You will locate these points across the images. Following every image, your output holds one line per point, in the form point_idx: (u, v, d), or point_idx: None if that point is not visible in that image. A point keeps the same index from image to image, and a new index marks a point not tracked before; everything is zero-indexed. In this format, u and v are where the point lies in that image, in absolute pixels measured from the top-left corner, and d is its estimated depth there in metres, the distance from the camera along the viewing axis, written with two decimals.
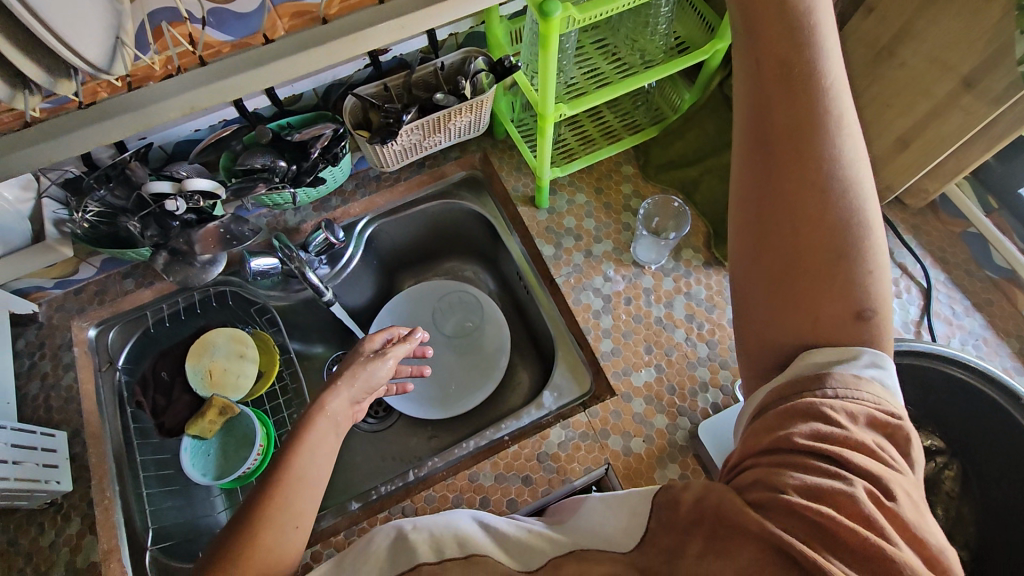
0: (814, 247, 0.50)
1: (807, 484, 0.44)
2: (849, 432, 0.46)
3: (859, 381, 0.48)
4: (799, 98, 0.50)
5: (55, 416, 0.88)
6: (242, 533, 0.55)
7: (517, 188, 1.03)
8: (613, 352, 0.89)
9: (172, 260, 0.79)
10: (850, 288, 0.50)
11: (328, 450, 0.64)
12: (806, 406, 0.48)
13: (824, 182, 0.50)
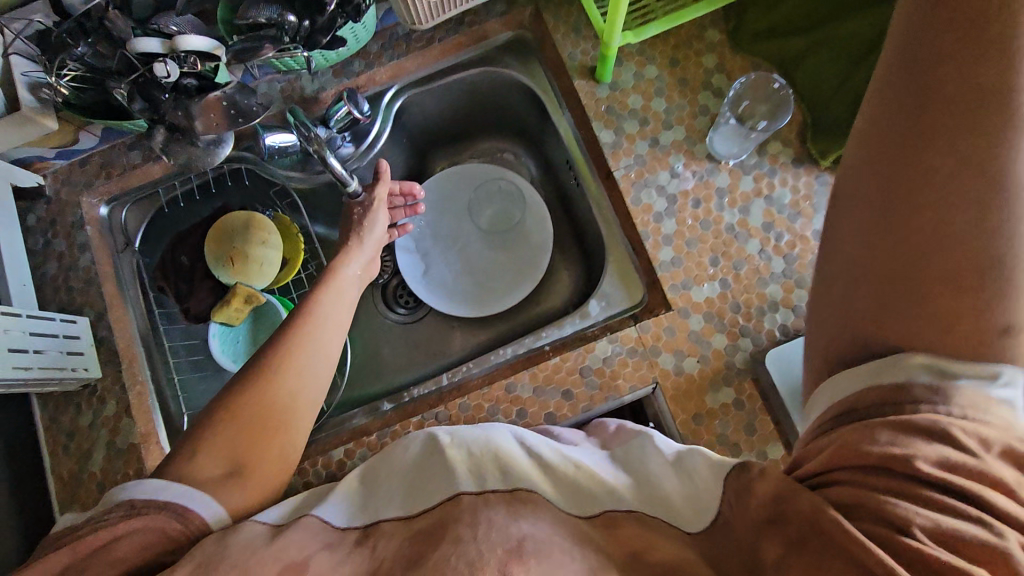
0: (956, 249, 0.41)
1: (918, 512, 0.40)
2: (984, 465, 0.39)
3: (991, 402, 0.41)
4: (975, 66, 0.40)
5: (77, 298, 0.84)
6: (268, 359, 0.65)
7: (574, 56, 0.85)
8: (673, 263, 0.78)
9: (172, 139, 0.65)
10: (984, 317, 0.41)
11: (349, 299, 0.74)
12: (929, 426, 0.41)
13: (986, 168, 0.40)
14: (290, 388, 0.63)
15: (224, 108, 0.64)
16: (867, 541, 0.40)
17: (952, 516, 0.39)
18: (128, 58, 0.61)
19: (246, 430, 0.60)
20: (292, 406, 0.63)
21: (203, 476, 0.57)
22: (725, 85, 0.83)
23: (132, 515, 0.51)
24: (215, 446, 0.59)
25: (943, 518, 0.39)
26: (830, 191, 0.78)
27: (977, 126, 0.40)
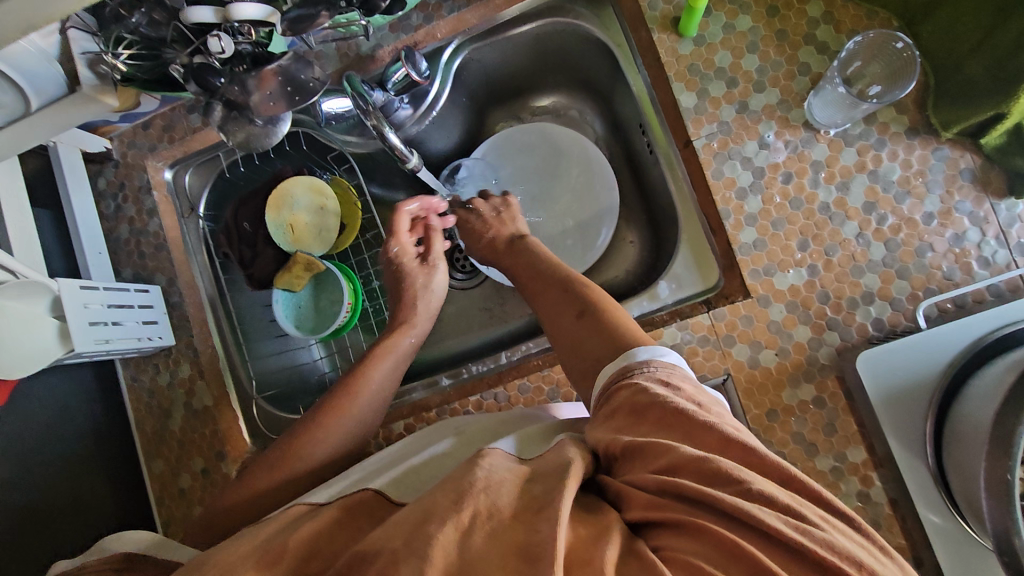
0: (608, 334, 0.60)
1: (641, 427, 0.46)
2: (712, 424, 0.44)
3: (668, 378, 0.49)
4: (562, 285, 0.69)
5: (149, 263, 0.87)
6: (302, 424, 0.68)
7: (654, 4, 0.77)
8: (754, 246, 0.71)
9: (228, 116, 0.63)
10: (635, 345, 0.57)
11: (396, 368, 0.75)
12: (653, 397, 0.47)
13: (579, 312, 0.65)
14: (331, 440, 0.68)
15: (280, 82, 0.61)
16: (643, 481, 0.43)
17: (652, 402, 0.46)
18: (182, 29, 0.59)
19: (282, 481, 0.65)
20: (332, 458, 0.68)
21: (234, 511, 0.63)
22: (831, 39, 0.72)
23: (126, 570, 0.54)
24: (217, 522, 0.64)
25: (663, 403, 0.46)
26: (948, 167, 0.68)
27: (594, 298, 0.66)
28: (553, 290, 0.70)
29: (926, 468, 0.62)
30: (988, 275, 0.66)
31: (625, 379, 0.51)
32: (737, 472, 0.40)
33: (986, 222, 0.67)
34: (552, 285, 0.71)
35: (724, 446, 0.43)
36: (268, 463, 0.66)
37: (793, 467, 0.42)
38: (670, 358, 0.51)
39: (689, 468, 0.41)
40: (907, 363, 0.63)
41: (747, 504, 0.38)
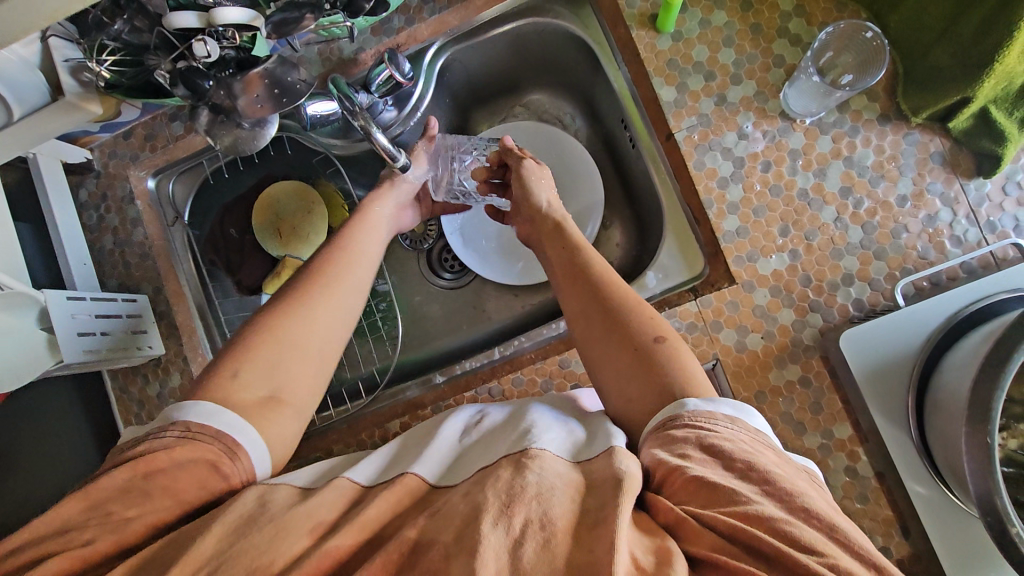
0: (633, 330, 0.59)
1: (718, 466, 0.45)
2: (792, 491, 0.43)
3: (743, 430, 0.48)
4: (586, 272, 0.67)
5: (135, 273, 0.86)
6: (290, 294, 0.65)
7: (632, 2, 0.78)
8: (737, 233, 0.73)
9: (215, 120, 0.64)
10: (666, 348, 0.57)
11: (377, 230, 0.77)
12: (730, 449, 0.46)
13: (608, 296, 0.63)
14: (317, 326, 0.63)
15: (267, 85, 0.62)
16: (707, 519, 0.43)
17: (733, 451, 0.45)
18: (166, 34, 0.58)
19: (281, 345, 0.60)
20: (333, 320, 0.64)
21: (245, 400, 0.55)
22: (803, 31, 0.74)
23: (187, 439, 0.51)
24: (250, 365, 0.57)
25: (744, 458, 0.45)
26: (919, 150, 0.71)
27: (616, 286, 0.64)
28: (590, 297, 0.64)
29: (909, 440, 0.64)
30: (960, 253, 0.68)
31: (698, 418, 0.49)
32: (817, 545, 0.40)
33: (957, 202, 0.69)
34: (591, 290, 0.64)
35: (808, 514, 0.42)
36: (266, 357, 0.58)
37: (877, 553, 0.41)
38: (745, 414, 0.49)
39: (766, 523, 0.41)
40: (888, 339, 0.65)
41: (821, 573, 0.38)
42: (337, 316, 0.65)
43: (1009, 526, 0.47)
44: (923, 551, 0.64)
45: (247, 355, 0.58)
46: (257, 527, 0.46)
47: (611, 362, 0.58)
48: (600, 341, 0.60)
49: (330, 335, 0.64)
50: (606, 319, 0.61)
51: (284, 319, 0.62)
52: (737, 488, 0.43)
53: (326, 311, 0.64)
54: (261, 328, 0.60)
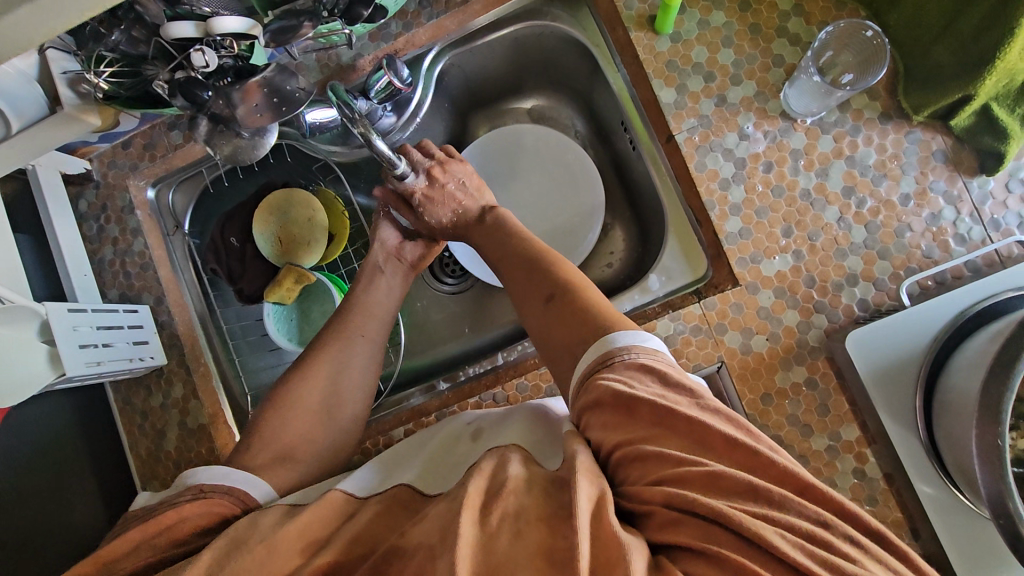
0: (565, 297, 0.61)
1: (644, 433, 0.46)
2: (712, 427, 0.44)
3: (651, 371, 0.49)
4: (523, 253, 0.69)
5: (136, 284, 0.86)
6: (307, 357, 0.68)
7: (631, 4, 0.78)
8: (740, 235, 0.73)
9: (215, 130, 0.63)
10: (595, 310, 0.58)
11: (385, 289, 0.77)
12: (634, 397, 0.46)
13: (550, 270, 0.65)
14: (327, 378, 0.67)
15: (266, 93, 0.62)
16: (648, 494, 0.43)
17: (640, 397, 0.46)
18: (163, 44, 0.58)
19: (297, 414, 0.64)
20: (343, 386, 0.67)
21: (258, 460, 0.59)
22: (803, 31, 0.74)
23: (199, 498, 0.53)
24: (268, 434, 0.61)
25: (656, 405, 0.46)
26: (921, 149, 0.71)
27: (550, 262, 0.66)
28: (528, 275, 0.67)
29: (918, 440, 0.64)
30: (965, 251, 0.68)
31: (611, 371, 0.50)
32: (748, 492, 0.41)
33: (960, 200, 0.69)
34: (524, 270, 0.67)
35: (729, 452, 0.43)
36: (279, 412, 0.63)
37: (802, 472, 0.42)
38: (658, 348, 0.51)
39: (694, 480, 0.42)
40: (894, 338, 0.65)
41: (754, 520, 0.39)
42: (347, 365, 0.69)
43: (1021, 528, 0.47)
44: (933, 553, 0.64)
45: (262, 417, 0.63)
46: (248, 552, 0.47)
47: (556, 324, 0.60)
48: (541, 313, 0.62)
49: (341, 384, 0.67)
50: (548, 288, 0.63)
51: (294, 377, 0.66)
52: (663, 450, 0.44)
53: (336, 363, 0.68)
54: (275, 389, 0.66)
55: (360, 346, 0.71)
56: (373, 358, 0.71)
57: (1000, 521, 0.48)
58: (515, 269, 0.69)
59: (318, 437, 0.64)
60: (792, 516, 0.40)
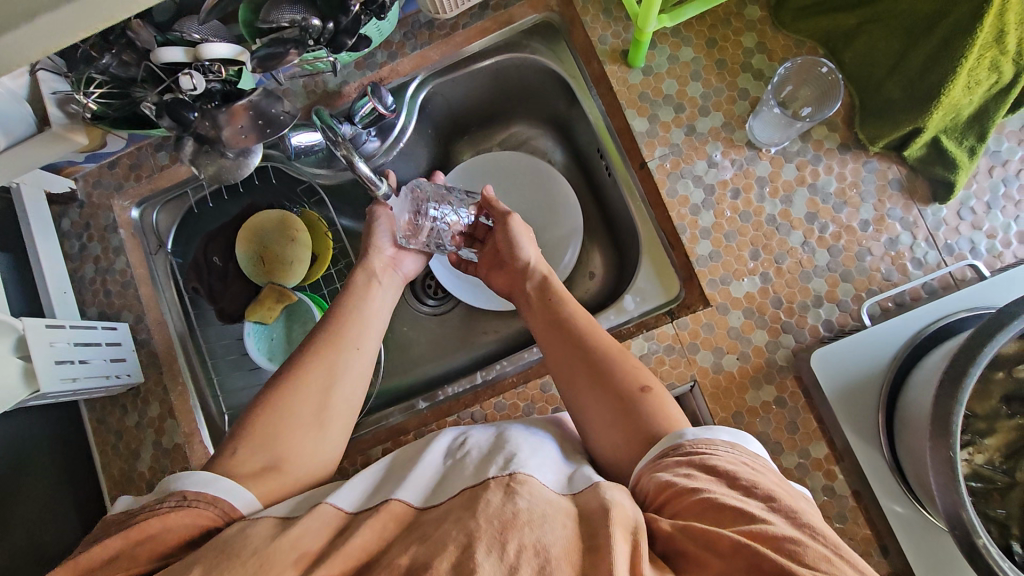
0: (611, 376, 0.62)
1: (723, 486, 0.48)
2: (792, 507, 0.46)
3: (730, 447, 0.51)
4: (578, 315, 0.69)
5: (116, 302, 0.86)
6: (299, 362, 0.67)
7: (605, 39, 0.82)
8: (710, 257, 0.75)
9: (200, 149, 0.65)
10: (646, 397, 0.60)
11: (384, 306, 0.77)
12: (722, 469, 0.49)
13: (597, 342, 0.65)
14: (318, 392, 0.65)
15: (252, 116, 0.64)
16: (712, 540, 0.44)
17: (735, 475, 0.48)
18: (153, 68, 0.60)
19: (279, 412, 0.62)
20: (328, 393, 0.66)
21: (244, 469, 0.58)
22: (766, 67, 0.78)
23: (183, 506, 0.52)
24: (250, 440, 0.60)
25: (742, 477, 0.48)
26: (878, 178, 0.74)
27: (593, 331, 0.67)
28: (570, 346, 0.66)
29: (883, 459, 0.66)
30: (922, 274, 0.71)
31: (699, 448, 0.51)
32: (822, 561, 0.41)
33: (916, 226, 0.73)
34: (565, 339, 0.67)
35: (807, 530, 0.44)
36: (269, 422, 0.62)
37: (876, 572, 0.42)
38: (741, 440, 0.52)
39: (771, 542, 0.43)
40: (857, 357, 0.67)
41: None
42: (337, 380, 0.67)
43: (976, 538, 0.48)
44: (900, 568, 0.65)
45: (245, 432, 0.61)
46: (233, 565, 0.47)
47: (603, 413, 0.60)
48: (588, 385, 0.62)
49: (333, 397, 0.66)
50: (592, 370, 0.63)
51: (281, 392, 0.64)
52: (743, 509, 0.45)
53: (328, 376, 0.66)
54: (262, 399, 0.64)
55: (354, 357, 0.69)
56: (364, 373, 0.70)
57: (957, 531, 0.49)
58: (554, 327, 0.69)
59: (305, 449, 0.62)
60: None
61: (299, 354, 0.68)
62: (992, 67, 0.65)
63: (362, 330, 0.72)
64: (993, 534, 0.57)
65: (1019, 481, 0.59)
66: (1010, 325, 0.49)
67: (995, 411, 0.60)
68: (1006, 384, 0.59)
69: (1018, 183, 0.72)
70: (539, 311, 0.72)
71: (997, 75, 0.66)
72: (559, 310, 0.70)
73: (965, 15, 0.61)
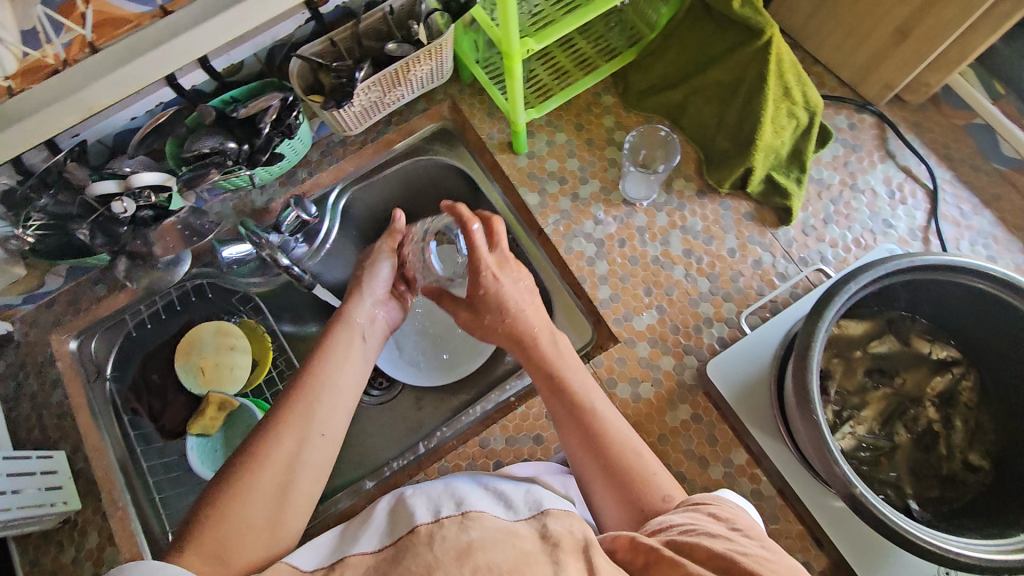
0: (629, 477, 0.61)
1: (716, 523, 0.52)
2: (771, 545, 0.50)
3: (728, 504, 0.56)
4: (601, 399, 0.67)
5: (51, 435, 0.85)
6: (266, 438, 0.61)
7: (492, 135, 0.97)
8: (611, 299, 0.85)
9: (133, 265, 0.77)
10: (665, 500, 0.60)
11: (356, 361, 0.70)
12: (717, 513, 0.53)
13: (619, 438, 0.64)
14: (282, 471, 0.60)
15: (181, 230, 0.78)
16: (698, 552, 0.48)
17: (729, 518, 0.53)
18: (87, 201, 0.71)
19: (241, 497, 0.57)
20: (297, 470, 0.60)
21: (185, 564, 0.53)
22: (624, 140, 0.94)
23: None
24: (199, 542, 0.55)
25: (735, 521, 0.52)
26: (734, 214, 0.88)
27: (615, 424, 0.65)
28: (592, 437, 0.64)
29: (790, 453, 0.71)
30: (787, 285, 0.83)
31: (704, 499, 0.56)
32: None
33: (773, 247, 0.85)
34: (586, 426, 0.65)
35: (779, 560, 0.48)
36: (221, 513, 0.56)
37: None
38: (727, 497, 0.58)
39: (750, 559, 0.47)
40: (744, 363, 0.76)
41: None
42: (301, 467, 0.61)
43: (853, 489, 0.54)
44: (833, 553, 0.69)
45: (193, 527, 0.56)
46: None
47: (619, 512, 0.61)
48: (607, 482, 0.62)
49: (298, 474, 0.60)
50: (612, 469, 0.62)
51: (238, 473, 0.59)
52: (729, 535, 0.50)
53: (292, 454, 0.61)
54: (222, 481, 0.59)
55: (317, 444, 0.63)
56: (326, 453, 0.63)
57: (841, 489, 0.55)
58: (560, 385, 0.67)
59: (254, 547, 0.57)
60: None
61: (265, 427, 0.62)
62: (789, 114, 0.83)
63: (336, 407, 0.65)
64: (891, 497, 0.66)
65: (898, 443, 0.68)
66: (834, 301, 0.60)
67: (862, 386, 0.70)
68: (865, 361, 0.70)
69: (843, 201, 0.87)
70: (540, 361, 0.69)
71: (795, 120, 0.84)
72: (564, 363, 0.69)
73: (753, 75, 0.80)
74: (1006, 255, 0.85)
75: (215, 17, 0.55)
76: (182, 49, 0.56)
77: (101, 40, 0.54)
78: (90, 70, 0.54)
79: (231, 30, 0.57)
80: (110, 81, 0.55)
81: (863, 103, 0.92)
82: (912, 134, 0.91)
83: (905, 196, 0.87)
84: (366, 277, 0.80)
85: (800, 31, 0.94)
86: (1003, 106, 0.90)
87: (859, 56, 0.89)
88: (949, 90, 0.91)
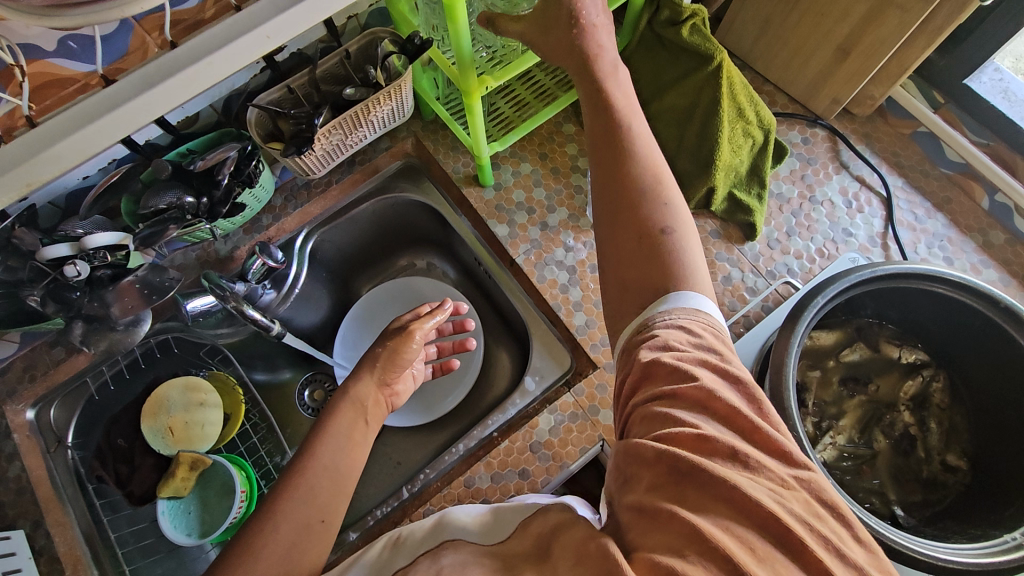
0: (639, 223, 0.56)
1: (658, 388, 0.47)
2: (715, 392, 0.45)
3: (676, 320, 0.50)
4: (644, 144, 0.60)
5: (8, 512, 0.80)
6: (250, 524, 0.56)
7: (458, 169, 0.97)
8: (587, 325, 0.86)
9: (90, 328, 0.77)
10: (668, 249, 0.54)
11: (348, 427, 0.65)
12: (652, 365, 0.48)
13: (648, 180, 0.58)
14: (271, 556, 0.54)
15: (139, 289, 0.76)
16: (644, 458, 0.43)
17: (660, 363, 0.47)
18: (39, 266, 0.70)
19: None
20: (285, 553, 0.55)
21: None
22: None
23: None
24: None
25: (672, 373, 0.46)
26: (701, 232, 0.89)
27: (655, 170, 0.58)
28: (614, 170, 0.59)
29: None
30: (757, 298, 0.84)
31: (650, 327, 0.51)
32: (732, 454, 0.42)
33: (740, 262, 0.87)
34: (614, 161, 0.59)
35: (730, 416, 0.44)
36: None
37: (788, 448, 0.43)
38: (703, 305, 0.51)
39: (689, 440, 0.43)
40: None
41: (733, 478, 0.40)
42: (296, 544, 0.55)
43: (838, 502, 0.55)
44: None
45: None
46: None
47: (616, 246, 0.57)
48: (613, 219, 0.57)
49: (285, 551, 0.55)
50: (623, 205, 0.57)
51: (235, 567, 0.53)
52: (671, 412, 0.45)
53: (290, 542, 0.55)
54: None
55: (319, 533, 0.57)
56: (319, 535, 0.57)
57: None
58: (617, 198, 0.58)
59: None
60: (766, 487, 0.40)
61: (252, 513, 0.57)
62: (744, 134, 0.86)
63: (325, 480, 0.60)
64: (877, 505, 0.66)
65: (877, 449, 0.69)
66: (804, 315, 0.61)
67: (838, 395, 0.71)
68: (839, 370, 0.72)
69: (803, 213, 0.89)
70: (599, 140, 0.61)
71: (750, 140, 0.87)
72: (627, 159, 0.58)
73: (708, 98, 0.83)
74: (962, 255, 0.88)
75: (156, 86, 0.49)
76: (120, 122, 0.50)
77: (41, 114, 0.50)
78: (17, 149, 0.48)
79: (174, 98, 0.51)
80: (43, 160, 0.48)
81: (814, 119, 0.96)
82: (863, 145, 0.95)
83: (862, 205, 0.90)
84: (389, 347, 0.75)
85: (749, 53, 0.98)
86: (944, 114, 0.94)
87: (805, 74, 0.92)
88: (893, 101, 0.96)
